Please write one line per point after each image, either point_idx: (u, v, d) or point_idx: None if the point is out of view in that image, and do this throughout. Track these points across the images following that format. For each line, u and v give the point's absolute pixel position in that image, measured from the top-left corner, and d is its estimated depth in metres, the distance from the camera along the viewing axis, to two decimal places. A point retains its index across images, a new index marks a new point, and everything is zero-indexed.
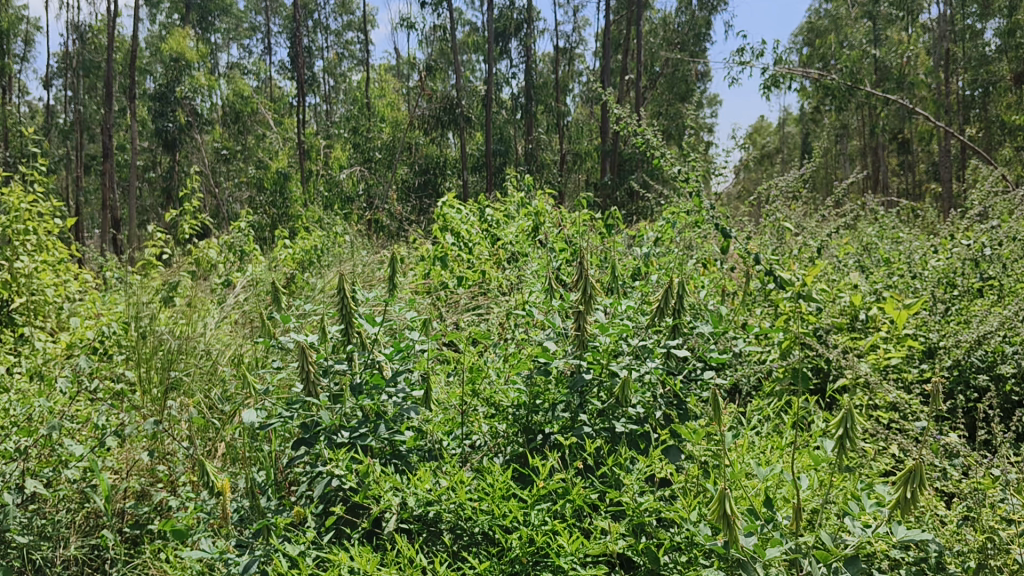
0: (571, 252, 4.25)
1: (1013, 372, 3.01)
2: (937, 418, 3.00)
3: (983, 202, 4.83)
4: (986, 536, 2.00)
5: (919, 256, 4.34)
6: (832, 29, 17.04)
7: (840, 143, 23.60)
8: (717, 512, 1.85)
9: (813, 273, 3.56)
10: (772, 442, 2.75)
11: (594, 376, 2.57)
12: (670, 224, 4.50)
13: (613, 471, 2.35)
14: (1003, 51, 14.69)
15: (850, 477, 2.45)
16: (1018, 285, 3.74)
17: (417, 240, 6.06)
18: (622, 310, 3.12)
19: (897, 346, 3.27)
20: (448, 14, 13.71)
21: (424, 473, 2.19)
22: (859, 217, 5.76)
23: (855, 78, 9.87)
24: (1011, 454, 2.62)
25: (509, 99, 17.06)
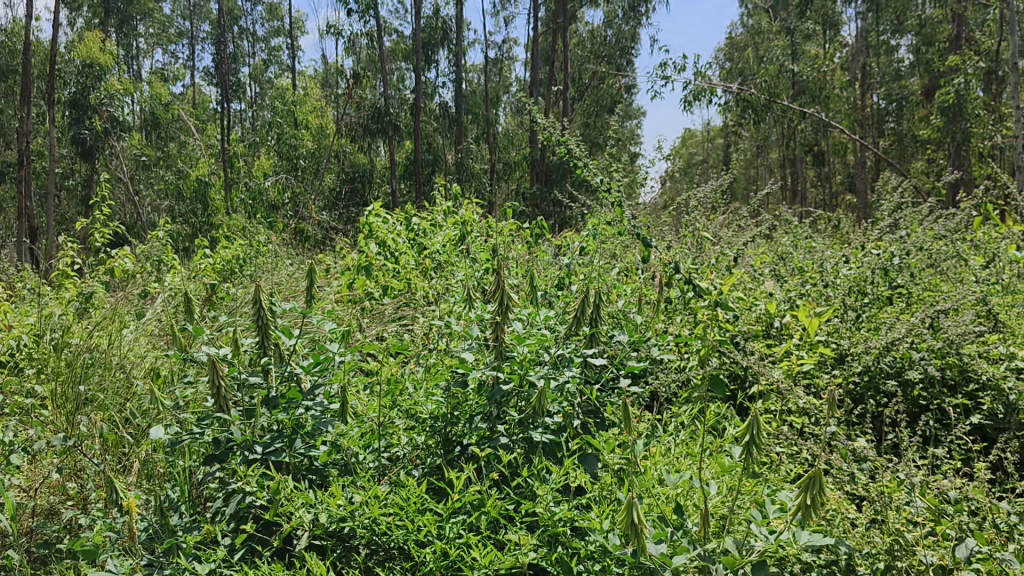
0: (495, 261, 4.22)
1: (920, 377, 3.07)
2: (847, 424, 3.05)
3: (891, 213, 4.96)
4: (892, 537, 2.03)
5: (832, 265, 4.41)
6: (753, 44, 17.42)
7: (762, 156, 24.12)
8: (626, 520, 1.85)
9: (729, 282, 3.60)
10: (687, 450, 2.76)
11: (513, 387, 2.55)
12: (593, 233, 4.50)
13: (529, 482, 2.32)
14: (915, 66, 15.22)
15: (761, 483, 2.47)
16: (925, 294, 3.85)
17: (341, 250, 5.94)
18: (541, 320, 3.10)
19: (809, 353, 3.33)
20: (375, 22, 13.61)
21: (337, 489, 2.13)
22: (776, 228, 5.87)
23: (772, 91, 10.14)
24: (917, 456, 2.67)
25: (438, 108, 17.05)
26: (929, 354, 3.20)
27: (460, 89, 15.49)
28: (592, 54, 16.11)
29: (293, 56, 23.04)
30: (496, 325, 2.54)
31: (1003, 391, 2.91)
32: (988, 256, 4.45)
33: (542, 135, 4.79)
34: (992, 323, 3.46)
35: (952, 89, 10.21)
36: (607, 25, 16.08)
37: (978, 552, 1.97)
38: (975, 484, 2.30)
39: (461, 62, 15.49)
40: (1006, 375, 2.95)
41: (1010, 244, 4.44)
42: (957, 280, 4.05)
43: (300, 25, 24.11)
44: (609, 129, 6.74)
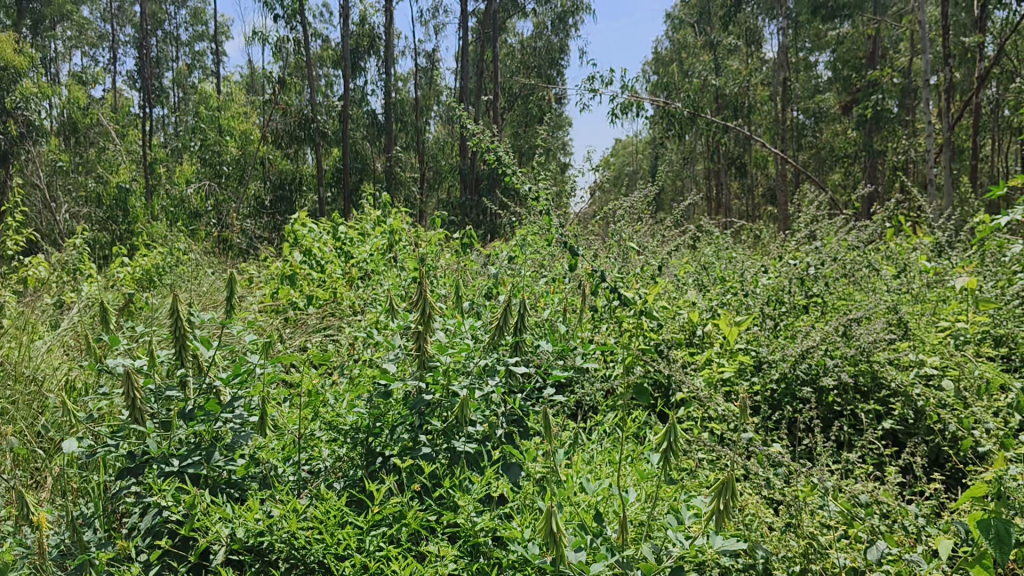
0: (423, 270, 4.20)
1: (834, 384, 3.15)
2: (764, 430, 3.11)
3: (809, 224, 5.09)
4: (806, 540, 2.09)
5: (751, 274, 4.49)
6: (678, 58, 17.74)
7: (688, 168, 24.58)
8: (545, 530, 1.86)
9: (653, 291, 3.64)
10: (609, 457, 2.78)
11: (436, 397, 2.52)
12: (521, 242, 4.51)
13: (451, 493, 2.30)
14: (833, 82, 15.70)
15: (678, 490, 2.51)
16: (839, 303, 3.97)
17: (265, 258, 5.84)
18: (465, 329, 3.09)
19: (729, 361, 3.38)
20: (302, 28, 13.46)
21: (254, 502, 2.08)
22: (699, 239, 5.96)
23: (696, 105, 10.35)
24: (832, 461, 2.74)
25: (367, 116, 16.94)
26: (842, 361, 3.30)
27: (389, 97, 15.42)
28: (521, 65, 16.22)
29: (218, 61, 22.69)
30: (419, 336, 2.51)
31: (912, 397, 3.01)
32: (900, 267, 4.61)
33: (471, 143, 4.76)
34: (903, 331, 3.58)
35: (868, 105, 10.57)
36: (536, 36, 16.21)
37: (889, 554, 2.04)
38: (884, 487, 2.37)
39: (390, 71, 15.44)
40: (915, 382, 3.05)
41: (920, 256, 4.61)
42: (868, 289, 4.19)
43: (225, 29, 23.69)
44: (538, 138, 6.78)
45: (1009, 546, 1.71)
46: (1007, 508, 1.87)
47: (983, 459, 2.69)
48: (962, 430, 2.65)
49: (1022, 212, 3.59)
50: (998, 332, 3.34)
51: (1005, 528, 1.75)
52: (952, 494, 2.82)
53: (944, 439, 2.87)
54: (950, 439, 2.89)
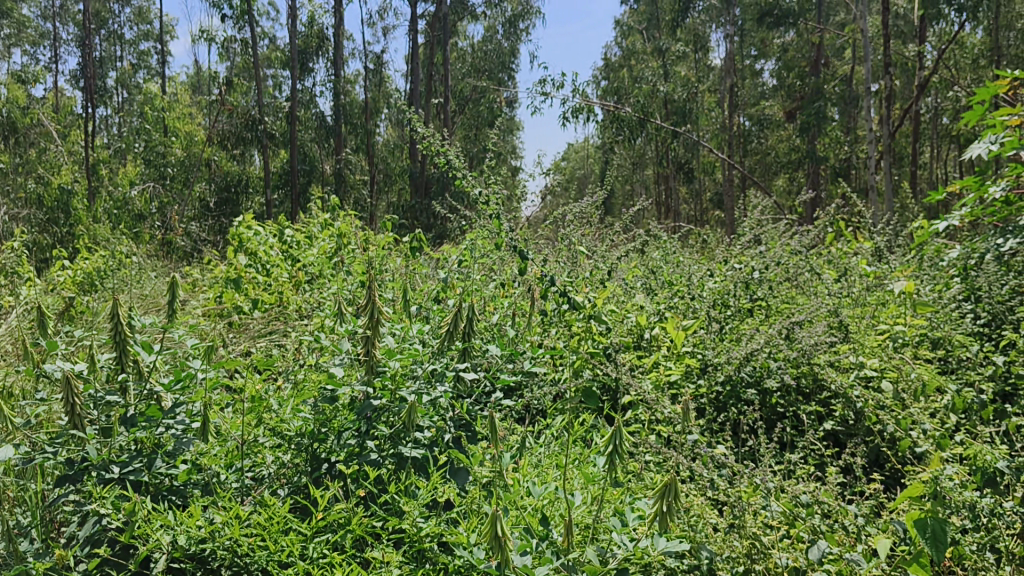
0: (370, 274, 4.16)
1: (778, 387, 3.20)
2: (710, 432, 3.14)
3: (754, 228, 5.15)
4: (749, 541, 2.12)
5: (698, 278, 4.54)
6: (628, 63, 17.90)
7: (637, 173, 24.78)
8: (489, 533, 1.85)
9: (602, 295, 3.65)
10: (556, 461, 2.77)
11: (383, 402, 2.50)
12: (470, 246, 4.50)
13: (396, 498, 2.28)
14: (779, 89, 15.98)
15: (624, 493, 2.53)
16: (782, 306, 4.03)
17: (210, 261, 5.75)
18: (413, 333, 3.07)
19: (676, 364, 3.41)
20: (250, 28, 13.30)
21: (195, 509, 2.04)
22: (648, 243, 6.01)
23: (645, 110, 10.45)
24: (775, 462, 2.77)
25: (315, 118, 16.80)
26: (785, 364, 3.35)
27: (339, 99, 15.31)
28: (472, 68, 16.22)
29: (164, 61, 22.32)
30: (366, 340, 2.48)
31: (852, 399, 3.05)
32: (841, 270, 4.69)
33: (421, 145, 4.72)
34: (843, 334, 3.64)
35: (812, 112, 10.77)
36: (487, 40, 16.23)
37: (830, 553, 2.07)
38: (826, 488, 2.41)
39: (340, 72, 15.33)
40: (855, 384, 3.11)
41: (861, 260, 4.70)
42: (810, 292, 4.26)
43: (171, 29, 23.29)
44: (488, 141, 6.77)
45: (944, 546, 1.75)
46: (942, 508, 1.92)
47: (920, 460, 2.74)
48: (900, 431, 2.70)
49: (959, 217, 3.67)
50: (934, 335, 3.41)
51: (941, 527, 1.79)
52: (890, 494, 2.88)
53: (883, 439, 2.93)
54: (889, 440, 2.95)
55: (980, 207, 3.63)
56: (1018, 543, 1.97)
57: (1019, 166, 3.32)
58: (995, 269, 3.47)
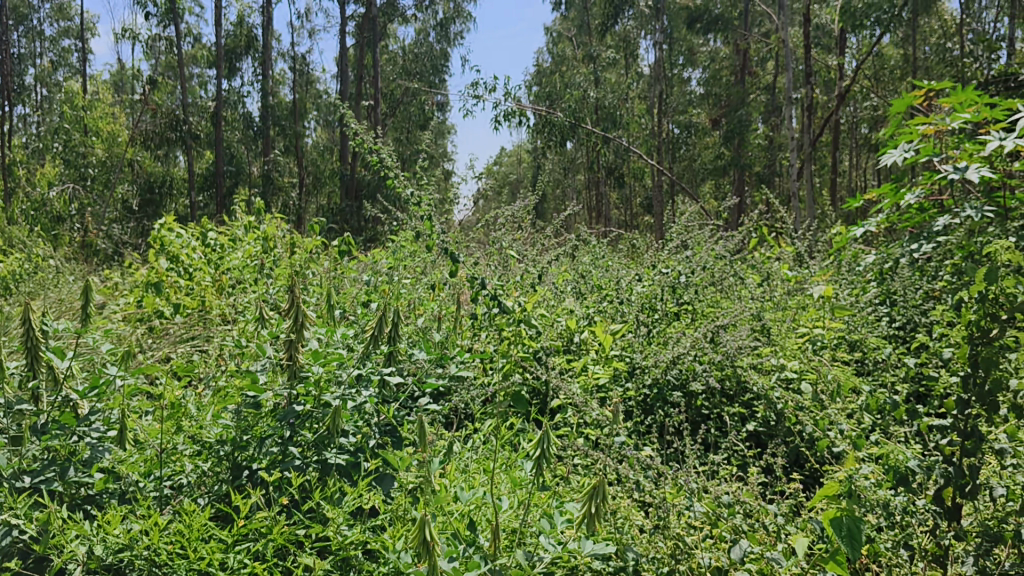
0: (295, 278, 4.10)
1: (703, 389, 3.25)
2: (636, 435, 3.17)
3: (681, 234, 5.22)
4: (673, 541, 2.14)
5: (627, 282, 4.58)
6: (559, 69, 18.02)
7: (568, 178, 24.97)
8: (417, 538, 1.81)
9: (531, 298, 3.64)
10: (483, 465, 2.75)
11: (308, 408, 2.45)
12: (399, 250, 4.47)
13: (320, 505, 2.24)
14: (706, 96, 16.28)
15: (550, 497, 2.52)
16: (707, 310, 4.10)
17: (130, 264, 5.60)
18: (339, 339, 3.02)
19: (604, 367, 3.44)
20: (175, 26, 13.03)
21: (113, 517, 1.97)
22: (578, 248, 6.05)
23: (576, 115, 10.54)
24: (700, 463, 2.81)
25: (242, 119, 16.52)
26: (710, 366, 3.41)
27: (267, 99, 15.08)
28: (403, 71, 16.14)
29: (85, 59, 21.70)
30: (292, 345, 2.41)
31: (773, 400, 3.12)
32: (763, 276, 4.80)
33: (353, 142, 4.59)
34: (765, 338, 3.72)
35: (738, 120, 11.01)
36: (418, 42, 16.17)
37: (751, 552, 2.11)
38: (748, 489, 2.45)
39: (268, 73, 15.08)
40: (775, 386, 3.18)
41: (783, 265, 4.80)
42: (734, 297, 4.35)
43: (94, 26, 22.65)
44: (420, 145, 6.73)
45: (859, 544, 1.80)
46: (858, 505, 1.97)
47: (837, 460, 2.81)
48: (818, 431, 2.77)
49: (876, 224, 3.77)
50: (852, 338, 3.50)
51: (856, 527, 1.84)
52: (809, 493, 2.95)
53: (803, 440, 3.00)
54: (808, 441, 3.02)
55: (895, 214, 3.74)
56: (929, 540, 2.04)
57: (932, 173, 3.43)
58: (909, 274, 3.58)
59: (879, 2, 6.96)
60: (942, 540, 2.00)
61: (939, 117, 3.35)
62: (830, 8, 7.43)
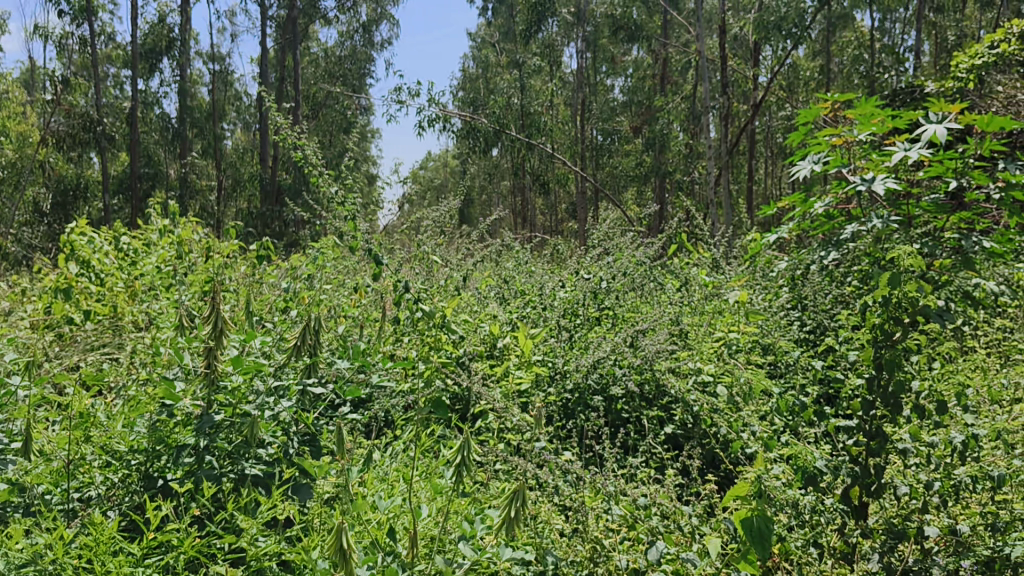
0: (212, 283, 4.01)
1: (623, 393, 3.29)
2: (557, 439, 3.18)
3: (603, 240, 5.27)
4: (591, 544, 2.14)
5: (550, 288, 4.60)
6: (483, 76, 18.08)
7: (494, 183, 25.01)
8: (334, 547, 1.76)
9: (454, 305, 3.62)
10: (403, 473, 2.72)
11: (225, 417, 2.38)
12: (320, 254, 4.41)
13: (234, 516, 2.19)
14: (629, 103, 16.50)
15: (470, 505, 2.51)
16: (628, 315, 4.15)
17: (36, 269, 5.38)
18: (256, 345, 2.95)
19: (526, 372, 3.45)
20: (89, 24, 12.61)
21: (15, 531, 1.89)
22: (500, 253, 6.05)
23: (500, 120, 10.56)
24: (621, 467, 2.83)
25: (159, 119, 16.09)
26: (630, 370, 3.46)
27: (185, 100, 14.73)
28: (326, 73, 15.95)
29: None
30: (208, 354, 2.34)
31: (690, 403, 3.17)
32: (682, 281, 4.88)
33: (274, 140, 4.43)
34: (683, 342, 3.80)
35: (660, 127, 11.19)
36: (341, 45, 16.00)
37: (668, 553, 2.14)
38: (666, 490, 2.48)
39: (186, 73, 14.74)
40: (692, 389, 3.24)
41: (700, 270, 4.90)
42: (653, 302, 4.42)
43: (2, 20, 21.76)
44: (342, 149, 6.65)
45: (768, 544, 1.84)
46: (769, 506, 2.01)
47: (750, 461, 2.87)
48: (732, 432, 2.82)
49: (787, 232, 3.88)
50: (764, 342, 3.59)
51: (767, 527, 1.88)
52: (723, 493, 3.02)
53: (718, 442, 3.05)
54: (723, 443, 3.09)
55: (807, 221, 3.85)
56: (838, 538, 2.10)
57: (841, 184, 3.54)
58: (820, 280, 3.68)
59: (790, 16, 7.18)
60: (850, 537, 2.07)
61: (847, 128, 3.46)
62: (745, 20, 7.62)
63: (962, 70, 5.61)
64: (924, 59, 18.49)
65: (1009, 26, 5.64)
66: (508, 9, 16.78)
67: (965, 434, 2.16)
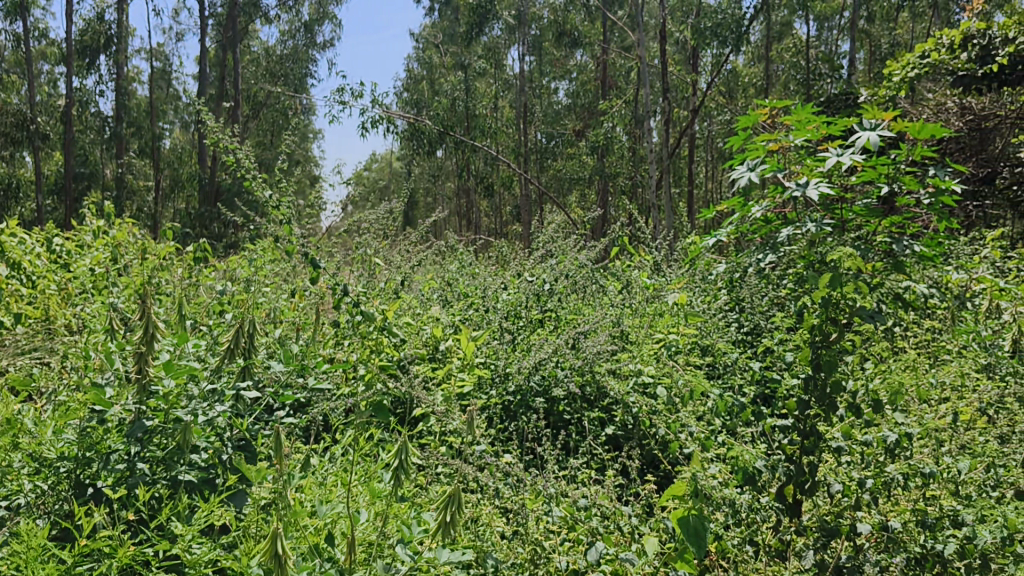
0: (148, 286, 3.92)
1: (564, 395, 3.29)
2: (498, 441, 3.17)
3: (546, 242, 5.28)
4: (532, 546, 2.13)
5: (492, 290, 4.59)
6: (427, 77, 18.06)
7: (438, 185, 24.95)
8: (269, 553, 1.72)
9: (395, 307, 3.58)
10: (341, 478, 2.68)
11: (158, 423, 2.33)
12: (259, 257, 4.34)
13: (168, 523, 2.14)
14: (573, 106, 16.61)
15: (409, 510, 2.48)
16: (570, 317, 4.16)
17: None
18: (191, 350, 2.88)
19: (468, 374, 3.43)
20: (21, 19, 12.26)
21: None
22: (443, 253, 6.03)
23: (445, 122, 10.54)
24: (563, 469, 2.83)
25: (95, 118, 15.71)
26: (571, 371, 3.47)
27: (122, 99, 14.41)
28: (268, 72, 15.76)
29: None
30: (140, 358, 2.28)
31: (629, 405, 3.19)
32: (623, 284, 4.93)
33: (208, 142, 4.33)
34: (624, 344, 3.82)
35: (603, 129, 11.29)
36: (283, 44, 15.81)
37: (607, 553, 2.15)
38: (606, 491, 2.49)
39: (123, 71, 14.42)
40: (631, 391, 3.26)
41: (642, 273, 4.94)
42: (594, 306, 4.46)
43: None
44: (282, 146, 6.56)
45: (705, 541, 1.86)
46: (706, 505, 2.03)
47: (688, 461, 2.90)
48: (670, 433, 2.84)
49: (726, 235, 3.93)
50: (703, 343, 3.63)
51: (703, 526, 1.90)
52: (662, 493, 3.05)
53: (656, 442, 3.07)
54: (661, 443, 3.13)
55: (745, 225, 3.90)
56: (772, 536, 2.14)
57: (777, 188, 3.60)
58: (757, 283, 3.75)
59: (728, 23, 7.33)
60: (784, 535, 2.10)
61: (783, 133, 3.52)
62: (685, 26, 7.73)
63: (893, 78, 5.73)
64: (857, 66, 18.95)
65: (938, 35, 5.78)
66: (452, 12, 16.75)
67: (897, 433, 2.20)
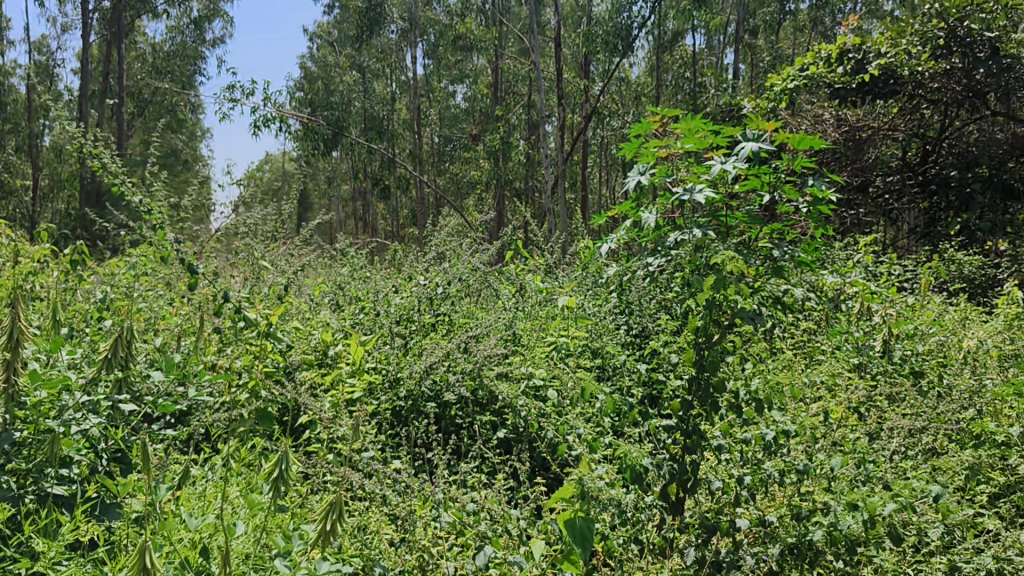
0: (18, 289, 3.70)
1: (456, 399, 3.26)
2: (388, 446, 3.12)
3: (439, 246, 5.22)
4: (419, 552, 2.08)
5: (384, 293, 4.52)
6: (321, 77, 17.74)
7: (333, 186, 24.52)
8: (137, 566, 1.62)
9: (280, 311, 3.48)
10: (219, 489, 2.58)
11: (25, 434, 2.18)
12: (139, 260, 4.14)
13: (33, 538, 2.01)
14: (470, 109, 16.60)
15: (288, 520, 2.40)
16: (463, 321, 4.12)
17: None
18: (64, 357, 2.72)
19: (358, 380, 3.35)
20: None
21: None
22: (333, 256, 5.89)
23: (338, 124, 10.35)
24: (452, 473, 2.80)
25: None
26: (462, 376, 3.43)
27: None
28: (155, 69, 15.21)
29: None
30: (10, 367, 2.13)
31: (519, 408, 3.18)
32: (517, 288, 4.93)
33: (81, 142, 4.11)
34: (516, 347, 3.82)
35: (498, 135, 11.30)
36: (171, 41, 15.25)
37: (495, 557, 2.12)
38: (494, 495, 2.47)
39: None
40: (521, 395, 3.26)
41: (536, 277, 4.94)
42: (488, 309, 4.45)
43: None
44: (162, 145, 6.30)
45: (591, 544, 1.85)
46: (593, 505, 2.03)
47: (577, 462, 2.90)
48: (558, 436, 2.84)
49: (616, 239, 3.96)
50: (593, 347, 3.66)
51: (589, 528, 1.90)
52: (550, 495, 3.06)
53: (544, 443, 3.07)
54: (550, 446, 3.13)
55: (635, 231, 3.94)
56: (657, 533, 2.15)
57: (666, 194, 3.64)
58: (645, 285, 3.79)
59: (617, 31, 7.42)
60: (668, 534, 2.12)
61: (671, 140, 3.57)
62: (577, 32, 7.78)
63: (775, 89, 5.92)
64: (742, 75, 19.55)
65: (817, 48, 6.01)
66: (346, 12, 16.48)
67: (774, 431, 2.25)
